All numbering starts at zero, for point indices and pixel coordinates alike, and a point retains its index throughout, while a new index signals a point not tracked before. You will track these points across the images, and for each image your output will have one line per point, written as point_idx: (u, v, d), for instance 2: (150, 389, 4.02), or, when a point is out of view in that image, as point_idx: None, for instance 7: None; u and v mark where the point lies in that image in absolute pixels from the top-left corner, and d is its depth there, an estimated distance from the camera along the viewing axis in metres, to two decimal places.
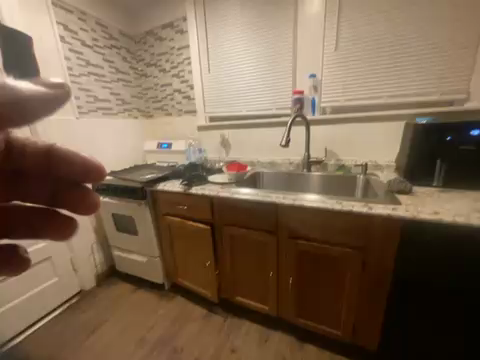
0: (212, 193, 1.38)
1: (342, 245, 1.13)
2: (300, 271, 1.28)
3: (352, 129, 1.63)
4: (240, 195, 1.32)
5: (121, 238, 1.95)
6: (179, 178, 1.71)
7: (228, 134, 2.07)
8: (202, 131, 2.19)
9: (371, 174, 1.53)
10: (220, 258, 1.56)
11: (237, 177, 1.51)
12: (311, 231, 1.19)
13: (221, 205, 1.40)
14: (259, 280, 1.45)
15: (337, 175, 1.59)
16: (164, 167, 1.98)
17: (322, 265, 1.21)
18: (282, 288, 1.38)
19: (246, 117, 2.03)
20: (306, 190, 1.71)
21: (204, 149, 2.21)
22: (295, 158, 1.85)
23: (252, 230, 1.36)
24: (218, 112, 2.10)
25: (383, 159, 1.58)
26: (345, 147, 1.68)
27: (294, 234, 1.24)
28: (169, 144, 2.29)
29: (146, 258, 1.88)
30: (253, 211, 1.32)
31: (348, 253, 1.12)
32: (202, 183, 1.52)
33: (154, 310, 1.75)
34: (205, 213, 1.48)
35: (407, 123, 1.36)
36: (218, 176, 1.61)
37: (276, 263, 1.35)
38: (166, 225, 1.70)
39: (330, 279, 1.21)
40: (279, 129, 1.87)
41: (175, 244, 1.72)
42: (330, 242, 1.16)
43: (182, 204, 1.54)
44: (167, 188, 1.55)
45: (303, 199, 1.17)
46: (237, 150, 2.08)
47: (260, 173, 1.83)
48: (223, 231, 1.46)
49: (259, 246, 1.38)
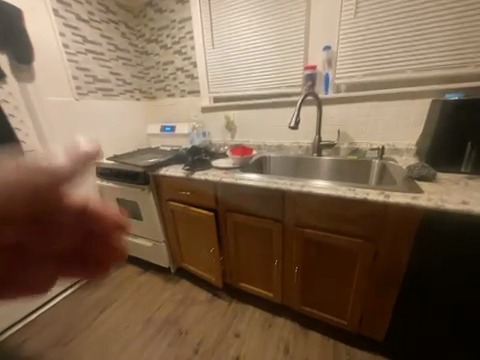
0: (215, 178, 1.31)
1: (352, 235, 1.06)
2: (306, 260, 1.23)
3: (370, 109, 1.48)
4: (244, 181, 1.24)
5: (127, 222, 1.96)
6: (182, 162, 1.65)
7: (233, 115, 1.95)
8: (207, 113, 2.08)
9: (388, 159, 1.40)
10: (224, 244, 1.53)
11: (242, 161, 1.42)
12: (320, 219, 1.11)
13: (224, 191, 1.34)
14: (264, 268, 1.42)
15: (350, 160, 1.48)
16: (167, 151, 1.92)
17: (330, 255, 1.15)
18: (287, 276, 1.35)
19: (253, 97, 1.89)
20: (315, 175, 1.60)
21: (208, 132, 2.11)
22: (305, 141, 1.73)
23: (257, 217, 1.30)
24: (223, 92, 1.97)
25: (403, 141, 1.44)
26: (361, 129, 1.53)
27: (300, 223, 1.17)
28: (172, 127, 2.20)
29: (152, 242, 1.89)
30: (258, 198, 1.24)
31: (360, 244, 1.04)
32: (206, 168, 1.45)
33: (161, 292, 1.79)
34: (208, 199, 1.43)
35: (434, 99, 1.20)
36: (223, 161, 1.53)
37: (282, 251, 1.30)
38: (169, 210, 1.67)
39: (339, 269, 1.15)
40: (288, 110, 1.73)
41: (179, 229, 1.70)
42: (340, 232, 1.08)
43: (185, 189, 1.49)
44: (170, 172, 1.50)
45: (312, 186, 1.08)
46: (243, 133, 1.97)
47: (267, 157, 1.73)
48: (227, 218, 1.41)
49: (264, 234, 1.32)
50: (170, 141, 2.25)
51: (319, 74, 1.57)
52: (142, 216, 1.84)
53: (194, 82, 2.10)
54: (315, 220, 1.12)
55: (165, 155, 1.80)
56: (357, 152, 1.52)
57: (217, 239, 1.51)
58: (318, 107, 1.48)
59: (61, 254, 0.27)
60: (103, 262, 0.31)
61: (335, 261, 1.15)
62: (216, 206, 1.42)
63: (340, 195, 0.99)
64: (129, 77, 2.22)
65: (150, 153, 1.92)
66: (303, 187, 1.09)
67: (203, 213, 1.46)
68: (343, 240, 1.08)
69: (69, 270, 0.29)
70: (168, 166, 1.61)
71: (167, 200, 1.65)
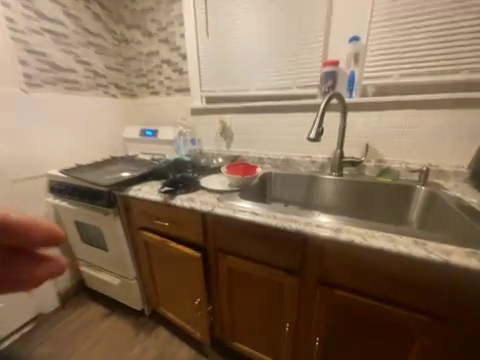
0: (205, 208, 0.92)
1: (411, 308, 0.70)
2: (332, 331, 0.85)
3: (407, 119, 1.15)
4: (246, 215, 0.86)
5: (89, 251, 1.52)
6: (161, 178, 1.24)
7: (229, 120, 1.59)
8: (197, 116, 1.70)
9: (432, 184, 1.07)
10: (214, 293, 1.13)
11: (241, 182, 1.04)
12: (359, 279, 0.75)
13: (217, 225, 0.95)
14: (269, 331, 1.02)
15: (381, 183, 1.14)
16: (145, 161, 1.51)
17: (371, 330, 0.77)
18: (301, 348, 0.96)
19: (255, 99, 1.53)
20: (334, 200, 1.26)
21: (199, 140, 1.73)
22: (319, 155, 1.39)
23: (262, 264, 0.92)
24: (218, 91, 1.59)
25: (449, 162, 1.12)
26: (393, 143, 1.20)
27: (327, 279, 0.81)
28: (154, 131, 1.80)
29: (120, 280, 1.45)
30: (266, 238, 0.88)
31: (424, 325, 0.68)
32: (192, 190, 1.05)
33: (127, 349, 1.36)
34: (194, 234, 1.03)
35: None
36: (216, 180, 1.14)
37: (296, 313, 0.92)
38: (142, 241, 1.25)
39: (383, 351, 0.78)
40: (300, 116, 1.38)
41: (155, 267, 1.28)
42: (390, 301, 0.72)
43: (162, 218, 1.09)
44: (143, 194, 1.09)
45: (351, 231, 0.72)
46: (241, 143, 1.60)
47: (272, 174, 1.38)
48: (220, 261, 1.01)
49: (271, 286, 0.94)
50: (151, 148, 1.85)
51: (341, 72, 1.23)
52: (108, 246, 1.41)
53: (183, 78, 1.72)
54: (351, 280, 0.76)
55: (141, 167, 1.39)
56: (389, 173, 1.18)
57: (204, 286, 1.10)
58: (342, 114, 1.14)
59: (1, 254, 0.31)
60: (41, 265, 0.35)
61: (377, 339, 0.78)
62: (205, 243, 1.02)
63: (399, 250, 0.64)
64: (103, 69, 1.81)
65: (123, 164, 1.50)
66: (338, 231, 0.72)
67: (186, 252, 1.04)
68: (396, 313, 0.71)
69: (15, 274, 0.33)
70: (142, 184, 1.20)
71: (139, 228, 1.24)
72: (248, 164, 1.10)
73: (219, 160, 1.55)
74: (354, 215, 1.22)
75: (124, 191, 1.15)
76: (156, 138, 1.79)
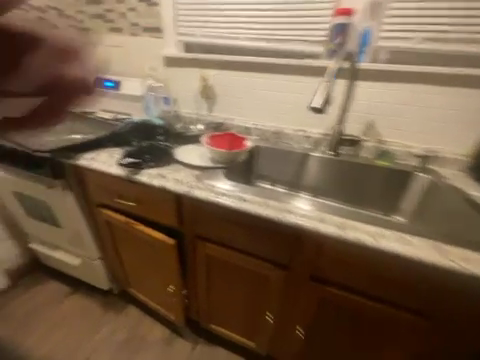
0: (181, 190, 0.73)
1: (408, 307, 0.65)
2: (318, 322, 0.80)
3: (417, 96, 1.01)
4: (233, 201, 0.69)
5: (37, 228, 1.25)
6: (124, 145, 0.98)
7: (213, 77, 1.30)
8: (171, 68, 1.36)
9: (430, 169, 1.03)
10: (190, 279, 1.01)
11: (226, 158, 0.85)
12: (358, 276, 0.67)
13: (196, 209, 0.77)
14: (249, 318, 0.97)
15: (379, 167, 1.04)
16: (103, 121, 1.19)
17: (359, 325, 0.74)
18: (281, 336, 0.92)
19: (245, 52, 1.23)
20: (326, 181, 1.15)
21: (174, 99, 1.42)
22: (314, 130, 1.22)
23: (248, 256, 0.80)
24: (199, 36, 1.24)
25: (450, 149, 1.04)
26: (398, 123, 1.07)
27: (322, 274, 0.72)
28: (116, 82, 1.43)
29: (79, 260, 1.26)
30: (255, 228, 0.73)
31: (415, 324, 0.65)
32: (164, 164, 0.83)
33: (92, 331, 1.25)
34: (167, 217, 0.84)
35: None
36: (194, 153, 0.93)
37: (280, 305, 0.85)
38: (103, 221, 1.03)
39: (366, 344, 0.76)
40: (299, 80, 1.16)
41: (120, 249, 1.10)
42: (385, 300, 0.67)
43: (126, 196, 0.87)
44: (98, 166, 0.84)
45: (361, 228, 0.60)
46: (226, 107, 1.34)
47: (260, 148, 1.20)
48: (198, 249, 0.87)
49: (255, 277, 0.84)
50: (113, 104, 1.49)
51: (352, 27, 0.99)
52: (59, 224, 1.16)
53: (152, 11, 1.30)
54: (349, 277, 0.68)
55: (96, 128, 1.09)
56: (388, 155, 1.08)
57: (179, 273, 0.97)
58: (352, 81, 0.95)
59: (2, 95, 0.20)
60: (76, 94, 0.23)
61: (364, 331, 0.74)
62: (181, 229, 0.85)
63: (407, 255, 0.58)
64: None
65: None
66: (343, 229, 0.63)
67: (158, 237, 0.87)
68: (391, 310, 0.66)
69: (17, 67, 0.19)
70: (98, 151, 0.93)
71: (97, 205, 1.00)
72: (234, 136, 0.91)
73: (198, 127, 1.30)
74: (345, 199, 1.13)
75: (73, 161, 0.88)
76: (119, 92, 1.43)
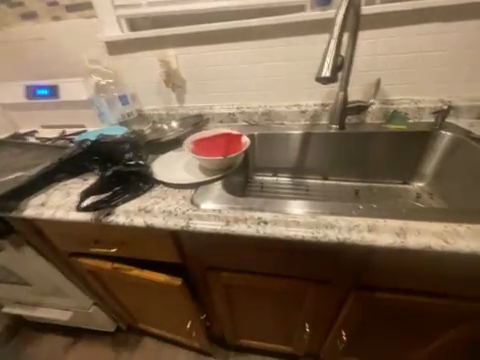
0: (175, 225, 0.54)
1: None
2: (369, 329, 0.68)
3: (424, 39, 0.85)
4: (250, 227, 0.51)
5: (8, 290, 1.02)
6: (85, 174, 0.75)
7: (173, 58, 1.03)
8: (118, 56, 1.05)
9: (449, 122, 0.90)
10: (208, 307, 0.85)
11: (222, 165, 0.66)
12: (421, 281, 0.53)
13: (199, 240, 0.60)
14: (281, 330, 0.84)
15: (393, 132, 0.91)
16: (47, 143, 0.91)
17: (420, 326, 0.62)
18: (325, 340, 0.80)
19: (209, 20, 0.97)
20: (334, 160, 0.99)
21: (131, 95, 1.12)
22: (309, 101, 1.03)
23: (276, 280, 0.63)
24: (146, 6, 0.94)
25: (464, 95, 0.91)
26: (405, 76, 0.91)
27: (370, 283, 0.56)
28: (53, 88, 1.12)
29: (71, 312, 1.05)
30: (282, 249, 0.55)
31: None
32: (145, 191, 0.63)
33: None
34: (164, 254, 0.66)
35: None
36: (179, 164, 0.72)
37: (320, 319, 0.71)
38: (84, 269, 0.83)
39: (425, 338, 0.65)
40: (283, 42, 0.93)
41: (116, 292, 0.91)
42: (458, 300, 0.53)
43: (106, 240, 0.67)
44: (55, 214, 0.62)
45: (426, 231, 0.46)
46: (200, 94, 1.09)
47: (252, 137, 1.01)
48: (211, 279, 0.70)
49: (287, 297, 0.68)
50: (57, 116, 1.18)
51: None
52: (32, 283, 0.93)
53: None
54: (422, 272, 0.51)
55: (42, 156, 0.82)
56: (400, 117, 0.93)
57: (196, 307, 0.80)
58: (352, 34, 0.75)
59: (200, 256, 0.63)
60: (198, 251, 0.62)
61: (425, 329, 0.62)
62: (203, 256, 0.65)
63: None
64: None
65: (7, 155, 0.88)
66: (403, 234, 0.46)
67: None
68: (462, 306, 0.53)
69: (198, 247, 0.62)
70: (52, 190, 0.70)
71: (71, 254, 0.79)
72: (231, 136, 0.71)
73: (171, 125, 1.06)
74: (358, 175, 0.99)
75: (17, 212, 0.65)
76: (60, 100, 1.13)
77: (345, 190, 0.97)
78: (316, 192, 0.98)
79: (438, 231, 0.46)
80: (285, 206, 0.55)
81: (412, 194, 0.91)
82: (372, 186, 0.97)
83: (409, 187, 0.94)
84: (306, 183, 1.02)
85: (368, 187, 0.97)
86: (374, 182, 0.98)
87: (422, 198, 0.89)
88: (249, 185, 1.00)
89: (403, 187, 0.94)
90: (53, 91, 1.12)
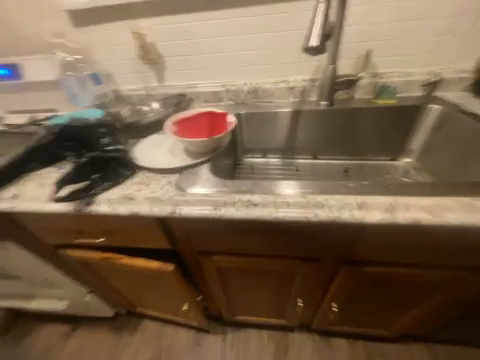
0: (161, 212, 0.52)
1: (464, 267, 0.55)
2: (357, 300, 0.71)
3: (417, 5, 0.80)
4: (240, 210, 0.49)
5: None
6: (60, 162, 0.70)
7: (149, 29, 0.93)
8: (85, 27, 0.94)
9: (438, 95, 0.88)
10: (203, 289, 0.86)
11: (208, 147, 0.63)
12: (407, 253, 0.54)
13: (188, 226, 0.58)
14: (274, 306, 0.87)
15: (382, 107, 0.89)
16: (15, 130, 0.83)
17: (403, 293, 0.65)
18: (316, 312, 0.84)
19: None
20: (323, 138, 0.97)
21: (105, 74, 1.03)
22: (297, 77, 0.98)
23: (269, 260, 0.63)
24: None
25: (453, 66, 0.89)
26: (396, 47, 0.88)
27: (359, 258, 0.58)
28: (14, 68, 0.98)
29: (65, 303, 1.04)
30: (273, 230, 0.55)
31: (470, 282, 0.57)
32: (127, 178, 0.59)
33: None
34: (153, 241, 0.64)
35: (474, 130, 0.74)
36: (162, 148, 0.68)
37: (311, 293, 0.74)
38: (72, 261, 0.80)
39: (407, 304, 0.70)
40: (269, 10, 0.86)
41: (109, 281, 0.90)
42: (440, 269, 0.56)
43: (90, 230, 0.64)
44: (30, 207, 0.58)
45: (414, 206, 0.46)
46: (181, 71, 1.01)
47: (240, 117, 0.96)
48: (203, 264, 0.70)
49: (279, 275, 0.69)
50: (24, 100, 1.07)
51: None
52: (19, 277, 0.91)
53: None
54: (410, 246, 0.53)
55: (9, 145, 0.75)
56: (389, 91, 0.91)
57: (191, 290, 0.81)
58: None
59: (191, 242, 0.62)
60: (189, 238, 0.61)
61: (408, 295, 0.66)
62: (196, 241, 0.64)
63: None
64: None
65: None
66: (392, 210, 0.46)
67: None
68: (442, 274, 0.56)
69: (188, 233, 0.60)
70: (24, 181, 0.65)
71: (56, 246, 0.76)
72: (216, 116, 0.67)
73: (152, 106, 0.99)
74: (348, 153, 0.98)
75: None
76: (24, 81, 1.00)
77: (334, 169, 0.97)
78: (306, 171, 0.97)
79: (426, 205, 0.46)
80: (275, 187, 0.53)
81: (399, 170, 0.93)
82: (361, 163, 0.98)
83: (397, 162, 0.95)
84: (296, 163, 1.01)
85: (357, 165, 0.97)
86: (363, 160, 0.98)
87: (409, 173, 0.90)
88: (238, 168, 0.98)
89: (390, 163, 0.95)
90: (15, 72, 0.99)
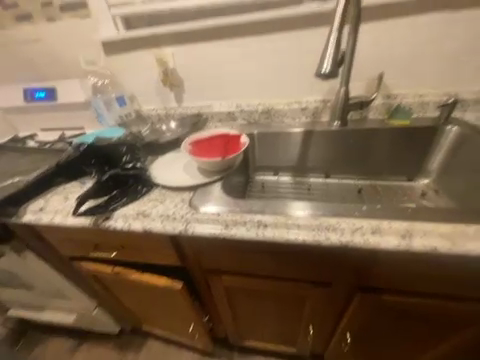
0: (174, 229, 0.53)
1: None
2: (374, 332, 0.66)
3: (429, 30, 0.81)
4: (250, 230, 0.50)
5: (13, 293, 1.03)
6: (83, 177, 0.75)
7: (170, 56, 1.01)
8: (115, 56, 1.04)
9: (456, 116, 0.87)
10: (210, 309, 0.85)
11: (221, 166, 0.65)
12: (427, 283, 0.51)
13: (199, 244, 0.59)
14: (284, 332, 0.83)
15: (397, 128, 0.88)
16: (46, 147, 0.91)
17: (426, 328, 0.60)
18: (329, 342, 0.79)
19: (206, 16, 0.95)
20: (336, 158, 0.97)
21: (130, 96, 1.11)
22: (309, 98, 1.01)
23: (278, 282, 0.62)
24: (140, 3, 0.92)
25: (471, 88, 0.88)
26: (408, 69, 0.88)
27: (374, 285, 0.55)
28: (51, 91, 1.10)
29: (75, 314, 1.05)
30: (283, 252, 0.54)
31: None
32: (143, 194, 0.62)
33: None
34: (164, 257, 0.66)
35: None
36: (177, 166, 0.71)
37: (323, 321, 0.70)
38: (85, 273, 0.83)
39: (432, 341, 0.64)
40: (282, 37, 0.91)
41: (119, 295, 0.91)
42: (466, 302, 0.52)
43: (105, 244, 0.67)
44: (54, 219, 0.61)
45: (432, 232, 0.44)
46: (198, 93, 1.07)
47: (252, 136, 0.99)
48: (212, 282, 0.69)
49: (289, 299, 0.67)
50: (56, 119, 1.17)
51: None
52: (36, 286, 0.94)
53: None
54: (428, 276, 0.49)
55: (40, 160, 0.82)
56: (403, 111, 0.90)
57: (199, 309, 0.80)
58: (353, 27, 0.73)
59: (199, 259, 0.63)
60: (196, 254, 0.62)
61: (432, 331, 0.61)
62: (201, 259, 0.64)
63: None
64: None
65: (6, 160, 0.88)
66: (408, 236, 0.44)
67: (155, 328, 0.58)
68: (467, 308, 0.52)
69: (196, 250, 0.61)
70: (50, 195, 0.70)
71: (72, 258, 0.79)
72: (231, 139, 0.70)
73: (170, 125, 1.04)
74: (361, 173, 0.97)
75: (17, 218, 0.65)
76: (57, 102, 1.11)
77: (347, 189, 0.96)
78: (318, 191, 0.96)
79: (445, 232, 0.44)
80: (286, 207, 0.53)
81: (416, 192, 0.89)
82: (376, 184, 0.95)
83: (414, 184, 0.92)
84: (308, 182, 1.00)
85: (371, 185, 0.95)
86: (377, 180, 0.96)
87: (427, 195, 0.87)
88: (250, 186, 0.99)
89: (407, 184, 0.92)
90: (51, 94, 1.10)
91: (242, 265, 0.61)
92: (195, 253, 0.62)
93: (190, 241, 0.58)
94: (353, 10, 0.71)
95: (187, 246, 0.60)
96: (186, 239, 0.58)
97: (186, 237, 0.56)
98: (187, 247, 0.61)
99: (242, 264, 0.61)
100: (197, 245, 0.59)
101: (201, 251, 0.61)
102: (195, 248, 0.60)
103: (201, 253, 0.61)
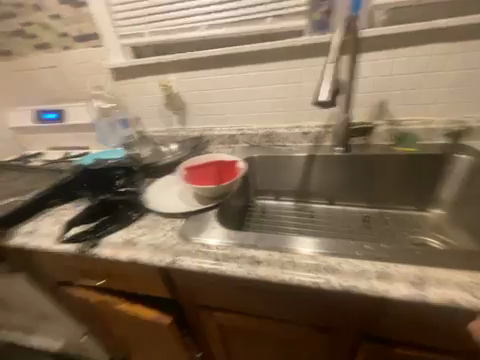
0: (160, 262, 0.50)
1: None
2: None
3: (431, 60, 0.81)
4: (241, 268, 0.45)
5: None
6: (78, 200, 0.73)
7: (175, 82, 1.04)
8: (123, 81, 1.08)
9: (466, 145, 0.83)
10: (203, 347, 0.77)
11: (216, 193, 0.63)
12: (446, 338, 0.44)
13: (189, 278, 0.54)
14: None
15: (403, 155, 0.85)
16: (48, 166, 0.92)
17: None
18: None
19: (210, 46, 0.99)
20: (339, 183, 0.93)
21: (134, 118, 1.14)
22: (311, 123, 1.00)
23: (274, 325, 0.56)
24: (149, 34, 0.97)
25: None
26: (412, 97, 0.87)
27: (383, 336, 0.48)
28: (59, 113, 1.15)
29: (60, 343, 0.99)
30: (279, 292, 0.49)
31: None
32: (134, 221, 0.60)
33: None
34: (152, 289, 0.61)
35: None
36: (173, 190, 0.69)
37: None
38: (72, 300, 0.78)
39: None
40: (282, 66, 0.93)
41: (106, 325, 0.85)
42: None
43: (92, 271, 0.64)
44: (40, 245, 0.59)
45: (447, 281, 0.39)
46: (201, 116, 1.09)
47: (253, 159, 0.97)
48: (203, 319, 0.64)
49: (288, 344, 0.60)
50: (63, 138, 1.20)
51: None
52: (21, 310, 0.89)
53: (81, 14, 1.02)
54: (446, 330, 0.43)
55: (39, 181, 0.82)
56: (409, 138, 0.87)
57: (189, 348, 0.73)
58: (353, 56, 0.73)
59: (189, 292, 0.58)
60: (186, 287, 0.57)
61: None
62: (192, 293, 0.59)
63: None
64: None
65: (7, 179, 0.89)
66: (419, 284, 0.39)
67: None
68: None
69: (186, 284, 0.57)
70: (42, 217, 0.68)
71: (59, 283, 0.75)
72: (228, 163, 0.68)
73: (171, 147, 1.05)
74: (367, 200, 0.92)
75: (4, 241, 0.63)
76: (65, 123, 1.16)
77: (352, 217, 0.90)
78: (322, 219, 0.91)
79: (462, 281, 0.39)
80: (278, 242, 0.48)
81: (428, 223, 0.84)
82: (383, 212, 0.90)
83: (425, 214, 0.86)
84: (311, 208, 0.95)
85: (378, 214, 0.90)
86: (384, 208, 0.91)
87: (440, 228, 0.81)
88: (249, 210, 0.95)
89: (417, 214, 0.87)
90: (60, 116, 1.15)
91: (235, 302, 0.56)
92: (184, 285, 0.57)
93: (179, 273, 0.54)
94: (353, 41, 0.72)
95: (176, 278, 0.56)
96: (175, 272, 0.54)
97: (173, 269, 0.52)
98: (175, 279, 0.57)
99: (236, 302, 0.56)
100: (187, 278, 0.55)
101: (191, 285, 0.56)
102: (185, 281, 0.56)
103: (191, 287, 0.57)
